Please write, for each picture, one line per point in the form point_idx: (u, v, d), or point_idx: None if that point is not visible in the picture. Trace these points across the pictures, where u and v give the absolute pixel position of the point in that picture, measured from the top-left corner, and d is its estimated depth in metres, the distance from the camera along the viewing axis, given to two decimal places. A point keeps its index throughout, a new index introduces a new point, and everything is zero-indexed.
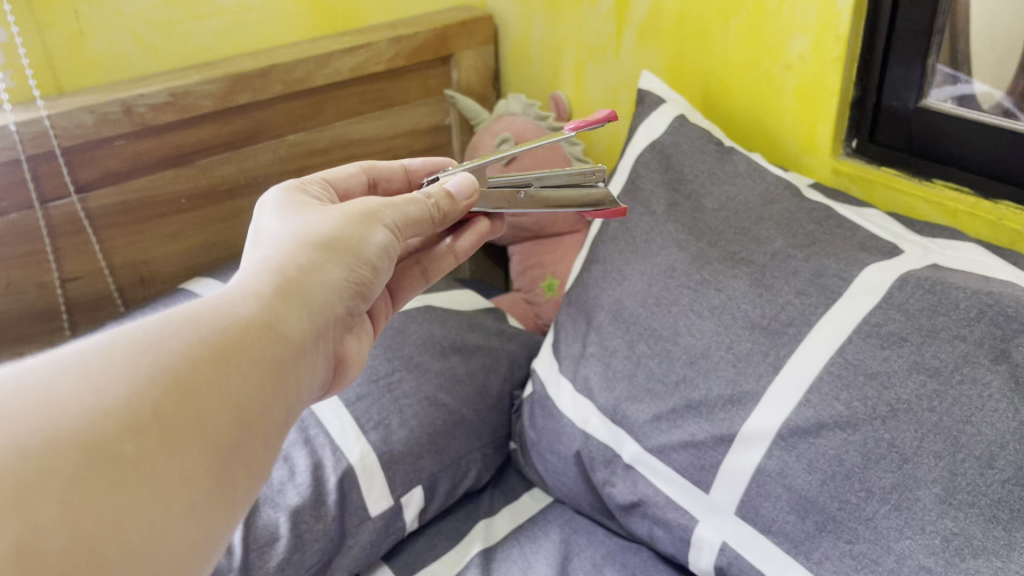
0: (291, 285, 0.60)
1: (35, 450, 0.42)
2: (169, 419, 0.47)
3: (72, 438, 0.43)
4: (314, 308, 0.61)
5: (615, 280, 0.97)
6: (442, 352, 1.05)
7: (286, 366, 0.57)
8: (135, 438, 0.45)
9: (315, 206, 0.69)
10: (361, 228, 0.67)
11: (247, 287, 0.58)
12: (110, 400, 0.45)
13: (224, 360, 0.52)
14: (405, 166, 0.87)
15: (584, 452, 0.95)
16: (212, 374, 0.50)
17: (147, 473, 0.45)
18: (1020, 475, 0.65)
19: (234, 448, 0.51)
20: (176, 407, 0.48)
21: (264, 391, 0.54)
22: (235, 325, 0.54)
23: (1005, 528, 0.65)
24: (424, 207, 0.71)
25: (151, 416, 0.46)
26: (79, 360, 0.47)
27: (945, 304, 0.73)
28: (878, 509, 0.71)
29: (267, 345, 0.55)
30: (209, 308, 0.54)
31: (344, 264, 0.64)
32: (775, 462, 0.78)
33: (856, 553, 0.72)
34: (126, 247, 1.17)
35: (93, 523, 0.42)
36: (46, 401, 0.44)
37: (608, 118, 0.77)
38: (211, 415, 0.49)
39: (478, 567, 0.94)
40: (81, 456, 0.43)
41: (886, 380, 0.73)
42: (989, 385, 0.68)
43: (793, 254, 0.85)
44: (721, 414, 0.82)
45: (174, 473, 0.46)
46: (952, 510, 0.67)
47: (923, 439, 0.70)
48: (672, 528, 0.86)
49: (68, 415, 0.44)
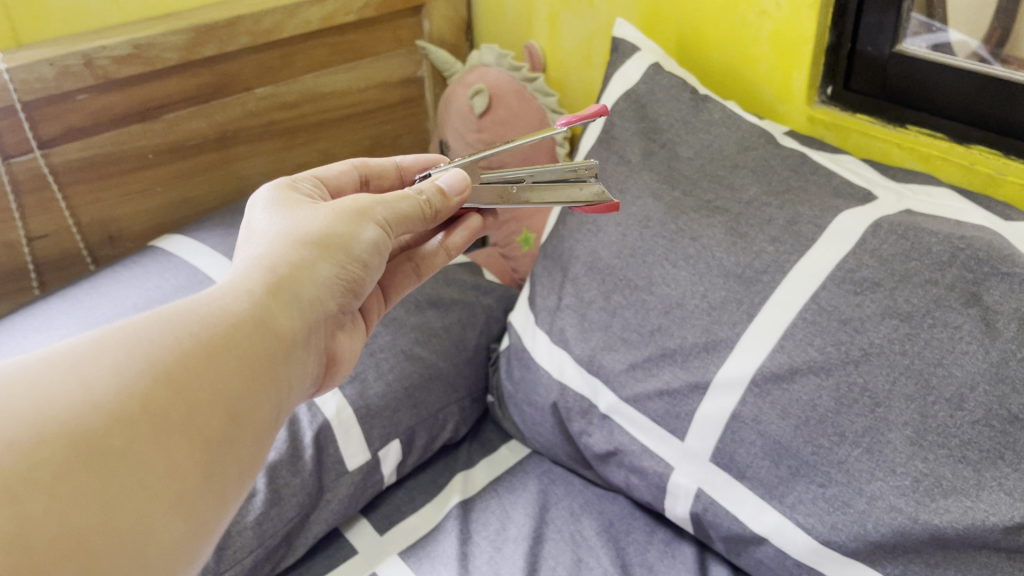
0: (280, 283, 0.59)
1: (25, 443, 0.43)
2: (156, 416, 0.48)
3: (59, 433, 0.44)
4: (303, 306, 0.60)
5: (590, 230, 0.97)
6: (418, 306, 1.04)
7: (274, 364, 0.57)
8: (123, 433, 0.46)
9: (304, 202, 0.69)
10: (351, 225, 0.66)
11: (236, 285, 0.58)
12: (99, 395, 0.47)
13: (212, 359, 0.52)
14: (397, 163, 0.85)
15: (561, 403, 0.95)
16: (199, 372, 0.51)
17: (135, 468, 0.46)
18: (989, 416, 0.66)
19: (223, 445, 0.51)
20: (162, 403, 0.48)
21: (252, 387, 0.54)
22: (223, 322, 0.54)
23: (974, 468, 0.66)
24: (416, 202, 0.70)
25: (138, 412, 0.47)
26: (69, 356, 0.48)
27: (918, 249, 0.73)
28: (850, 453, 0.72)
29: (255, 342, 0.55)
30: (198, 307, 0.55)
31: (336, 260, 0.64)
32: (749, 408, 0.78)
33: (828, 496, 0.73)
34: (93, 204, 1.14)
35: (81, 514, 0.44)
36: (35, 396, 0.45)
37: (599, 112, 0.79)
38: (200, 413, 0.50)
39: (457, 518, 0.95)
40: (69, 451, 0.44)
41: (859, 326, 0.73)
42: (960, 329, 0.69)
43: (768, 201, 0.85)
44: (696, 361, 0.83)
45: (162, 468, 0.47)
46: (922, 452, 0.68)
47: (895, 382, 0.70)
48: (648, 476, 0.87)
49: (56, 410, 0.45)
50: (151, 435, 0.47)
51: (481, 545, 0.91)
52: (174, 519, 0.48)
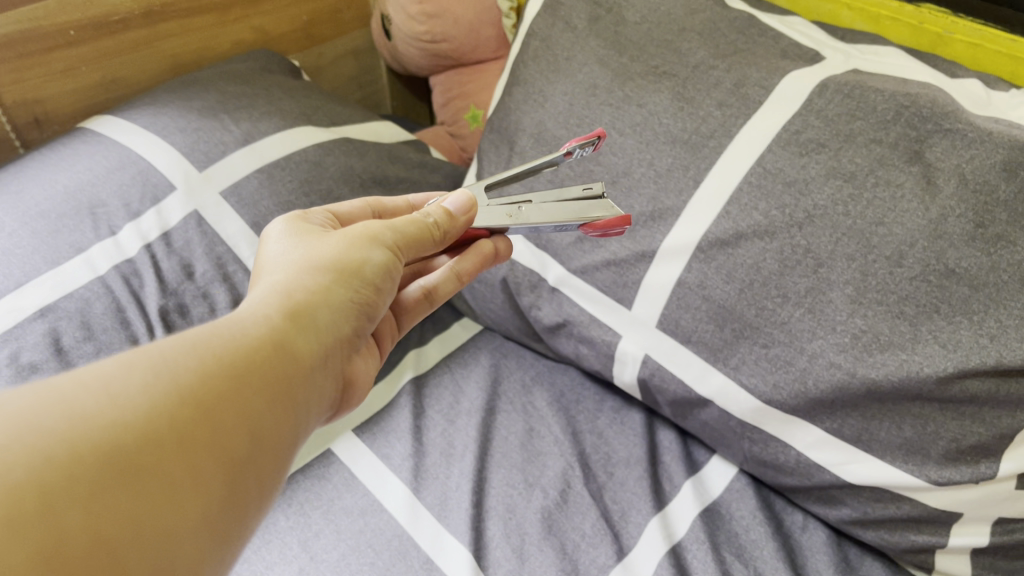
0: (301, 305, 0.54)
1: (55, 457, 0.37)
2: (190, 438, 0.42)
3: (92, 449, 0.39)
4: (324, 329, 0.54)
5: (536, 101, 0.94)
6: (363, 184, 1.01)
7: (298, 389, 0.51)
8: (156, 459, 0.40)
9: (316, 230, 0.63)
10: (365, 249, 0.60)
11: (256, 306, 0.52)
12: (132, 411, 0.41)
13: (241, 382, 0.47)
14: (410, 201, 0.82)
15: (511, 279, 0.95)
16: (229, 393, 0.45)
17: (168, 496, 0.40)
18: (927, 272, 0.67)
19: (251, 471, 0.46)
20: (195, 423, 0.43)
21: (280, 412, 0.48)
22: (250, 340, 0.49)
23: (911, 322, 0.67)
24: (424, 226, 0.66)
25: (170, 431, 0.41)
26: (94, 369, 0.42)
27: (863, 108, 0.73)
28: (792, 314, 0.73)
29: (281, 364, 0.50)
30: (223, 325, 0.49)
31: (351, 286, 0.58)
32: (695, 274, 0.79)
33: (771, 356, 0.75)
34: (13, 85, 1.06)
35: (115, 541, 0.38)
36: (64, 409, 0.39)
37: (600, 135, 0.74)
38: (230, 437, 0.45)
39: (411, 394, 0.96)
40: (104, 468, 0.38)
41: (803, 188, 0.73)
42: (902, 187, 0.69)
43: (715, 65, 0.83)
44: (642, 230, 0.83)
45: (195, 494, 0.42)
46: (862, 309, 0.69)
47: (837, 242, 0.71)
48: (597, 346, 0.88)
49: (86, 426, 0.39)
50: (184, 459, 0.42)
51: (435, 418, 0.94)
52: (202, 547, 0.42)
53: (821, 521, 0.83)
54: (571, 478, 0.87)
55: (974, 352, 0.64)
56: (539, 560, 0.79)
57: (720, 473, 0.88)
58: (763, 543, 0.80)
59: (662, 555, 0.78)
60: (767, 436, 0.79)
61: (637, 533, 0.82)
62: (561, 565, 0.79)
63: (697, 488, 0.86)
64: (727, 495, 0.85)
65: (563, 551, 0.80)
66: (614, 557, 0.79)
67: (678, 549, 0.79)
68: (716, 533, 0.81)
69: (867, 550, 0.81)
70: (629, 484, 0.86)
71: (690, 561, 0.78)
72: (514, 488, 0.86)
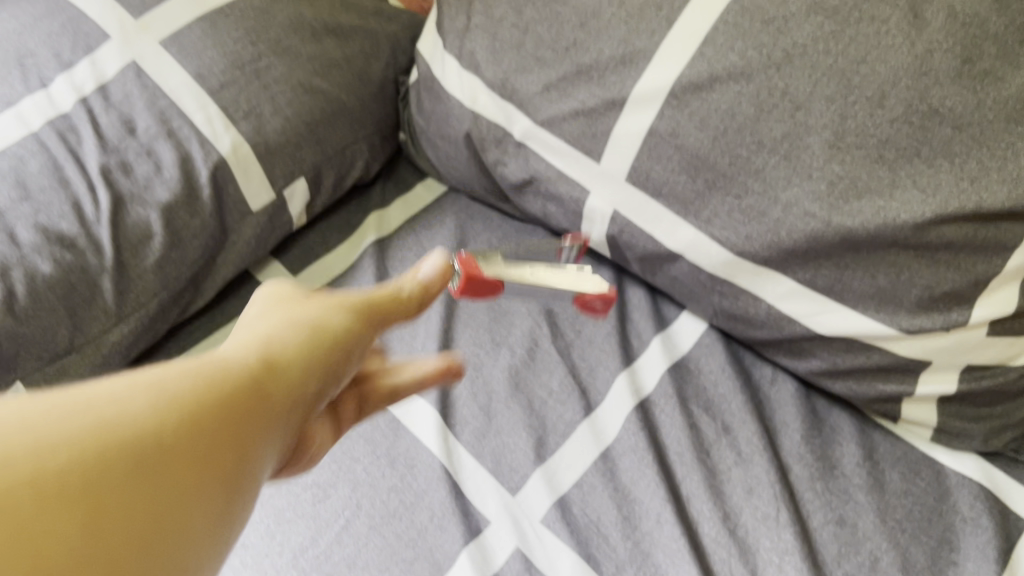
0: (277, 349, 0.46)
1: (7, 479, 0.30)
2: (207, 433, 0.37)
3: (109, 446, 0.33)
4: (319, 331, 0.49)
5: None
6: (314, 34, 0.93)
7: (302, 386, 0.46)
8: (178, 447, 0.35)
9: (293, 296, 0.55)
10: (343, 317, 0.52)
11: (221, 350, 0.44)
12: (133, 410, 0.35)
13: (249, 378, 0.42)
14: None
15: (474, 133, 0.89)
16: (235, 392, 0.40)
17: (175, 509, 0.34)
18: (909, 113, 0.64)
19: (248, 486, 0.38)
20: (213, 414, 0.38)
21: (277, 417, 0.42)
22: (236, 360, 0.43)
23: (890, 168, 0.65)
24: (391, 289, 0.57)
25: (181, 428, 0.36)
26: (25, 404, 0.33)
27: None
28: (768, 161, 0.70)
29: (283, 373, 0.44)
30: (183, 361, 0.40)
31: (341, 304, 0.54)
32: (666, 122, 0.74)
33: (744, 207, 0.72)
34: None
35: (127, 548, 0.32)
36: (53, 416, 0.32)
37: None
38: (252, 429, 0.40)
39: (373, 256, 0.92)
40: (129, 459, 0.33)
41: (783, 26, 0.68)
42: (887, 22, 0.64)
43: None
44: (613, 77, 0.77)
45: (201, 508, 0.35)
46: (839, 155, 0.66)
47: (816, 84, 0.67)
48: (566, 204, 0.85)
49: (93, 425, 0.33)
50: (192, 464, 0.35)
51: (400, 281, 0.91)
52: (217, 551, 0.36)
53: (790, 373, 0.83)
54: (538, 338, 0.86)
55: (955, 196, 0.63)
56: (506, 417, 0.80)
57: (689, 329, 0.86)
58: (731, 397, 0.80)
59: (630, 411, 0.79)
60: (739, 290, 0.77)
61: (605, 391, 0.81)
62: (528, 423, 0.79)
63: (665, 344, 0.85)
64: (696, 350, 0.84)
65: (531, 409, 0.80)
66: (582, 413, 0.79)
67: (644, 405, 0.80)
68: (684, 387, 0.81)
69: (835, 401, 0.81)
70: (597, 342, 0.85)
71: (657, 415, 0.79)
72: (481, 349, 0.85)
